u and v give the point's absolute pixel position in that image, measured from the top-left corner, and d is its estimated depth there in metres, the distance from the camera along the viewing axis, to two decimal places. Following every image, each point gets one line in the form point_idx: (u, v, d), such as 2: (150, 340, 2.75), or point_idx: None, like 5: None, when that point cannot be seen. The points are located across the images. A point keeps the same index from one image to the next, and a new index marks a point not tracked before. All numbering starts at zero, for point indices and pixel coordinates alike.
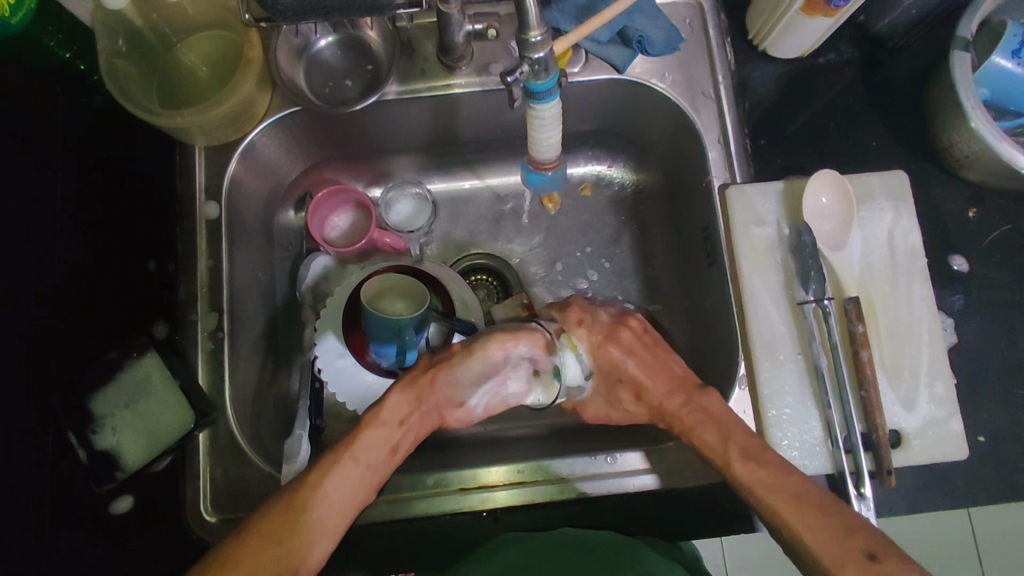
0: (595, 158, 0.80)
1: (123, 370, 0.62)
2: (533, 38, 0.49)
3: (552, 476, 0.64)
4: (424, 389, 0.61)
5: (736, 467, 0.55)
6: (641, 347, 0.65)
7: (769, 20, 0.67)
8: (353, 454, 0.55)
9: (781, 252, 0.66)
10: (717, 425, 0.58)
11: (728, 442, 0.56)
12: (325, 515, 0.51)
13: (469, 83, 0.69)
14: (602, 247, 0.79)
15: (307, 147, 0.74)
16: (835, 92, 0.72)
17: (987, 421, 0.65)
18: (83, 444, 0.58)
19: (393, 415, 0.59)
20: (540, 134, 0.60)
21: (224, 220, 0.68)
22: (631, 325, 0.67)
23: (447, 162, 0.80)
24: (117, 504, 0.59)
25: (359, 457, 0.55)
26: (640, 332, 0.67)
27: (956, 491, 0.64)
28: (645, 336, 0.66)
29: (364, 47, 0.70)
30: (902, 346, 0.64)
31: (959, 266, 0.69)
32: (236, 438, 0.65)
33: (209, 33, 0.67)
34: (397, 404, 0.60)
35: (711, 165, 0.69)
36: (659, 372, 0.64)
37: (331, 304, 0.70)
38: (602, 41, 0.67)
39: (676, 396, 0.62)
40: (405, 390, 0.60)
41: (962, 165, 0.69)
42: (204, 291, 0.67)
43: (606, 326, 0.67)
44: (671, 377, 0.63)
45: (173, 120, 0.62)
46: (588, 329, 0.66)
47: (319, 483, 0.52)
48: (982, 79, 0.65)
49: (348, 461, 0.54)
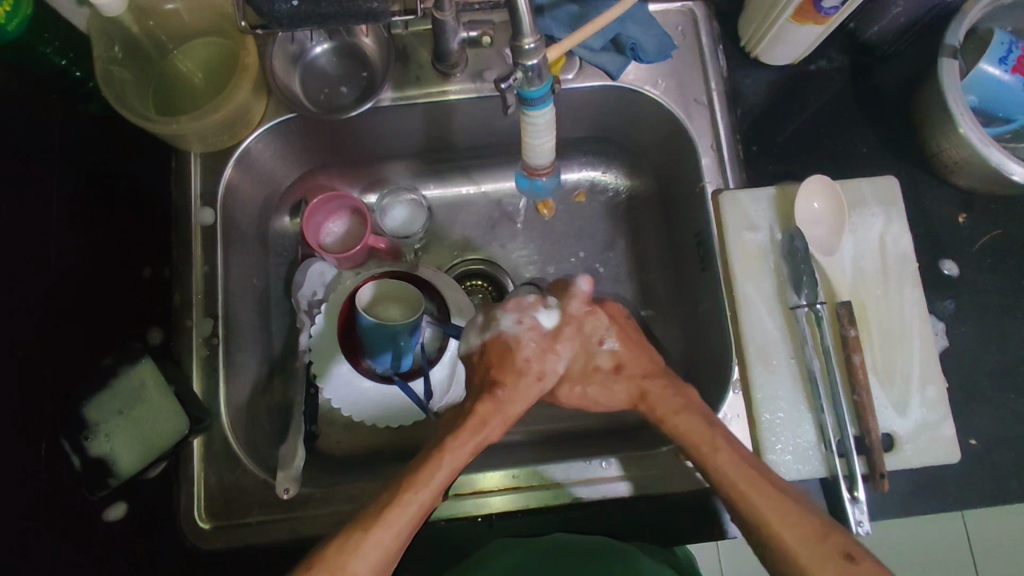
0: (589, 164, 0.81)
1: (115, 378, 0.61)
2: (527, 45, 0.49)
3: (546, 482, 0.64)
4: (480, 421, 0.57)
5: (720, 461, 0.53)
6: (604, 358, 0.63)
7: (760, 28, 0.68)
8: (421, 491, 0.51)
9: (773, 256, 0.67)
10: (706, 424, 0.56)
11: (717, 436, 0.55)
12: (386, 537, 0.48)
13: (464, 90, 0.69)
14: (596, 252, 0.80)
15: (302, 153, 0.74)
16: (826, 99, 0.73)
17: (979, 425, 0.66)
18: (77, 450, 0.58)
19: (451, 459, 0.54)
20: (533, 140, 0.61)
21: (219, 225, 0.68)
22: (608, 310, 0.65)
23: (442, 168, 0.81)
24: (110, 512, 0.60)
25: (420, 489, 0.51)
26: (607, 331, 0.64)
27: (948, 494, 0.64)
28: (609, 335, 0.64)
29: (360, 53, 0.71)
30: (894, 350, 0.64)
31: (950, 270, 0.69)
32: (230, 444, 0.64)
33: (205, 40, 0.68)
34: (451, 455, 0.54)
35: (704, 171, 0.70)
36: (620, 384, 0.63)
37: (328, 310, 0.71)
38: (595, 48, 0.68)
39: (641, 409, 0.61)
40: (457, 436, 0.55)
41: (951, 171, 0.69)
42: (199, 296, 0.67)
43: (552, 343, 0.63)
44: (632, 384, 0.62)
45: (169, 126, 0.62)
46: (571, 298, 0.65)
47: (398, 509, 0.49)
48: (970, 86, 0.66)
49: (411, 493, 0.50)
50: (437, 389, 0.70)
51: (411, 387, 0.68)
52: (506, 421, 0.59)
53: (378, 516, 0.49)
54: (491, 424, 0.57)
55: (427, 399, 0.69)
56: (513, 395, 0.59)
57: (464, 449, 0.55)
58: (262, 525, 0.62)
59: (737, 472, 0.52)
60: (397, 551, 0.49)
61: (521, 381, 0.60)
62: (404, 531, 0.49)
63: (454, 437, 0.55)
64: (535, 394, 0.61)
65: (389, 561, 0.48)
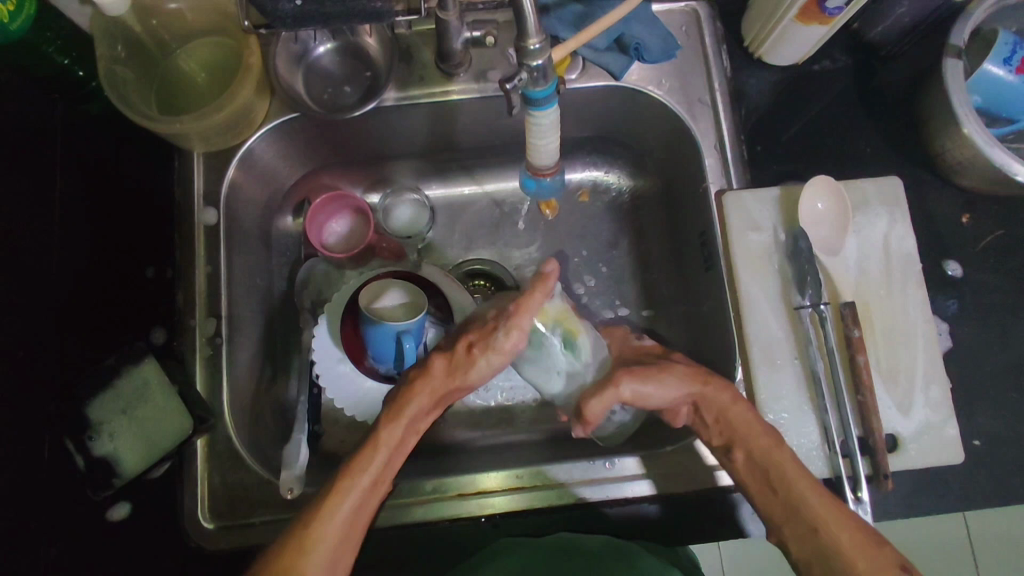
0: (592, 164, 0.81)
1: (119, 377, 0.61)
2: (533, 45, 0.49)
3: (550, 482, 0.64)
4: (409, 396, 0.53)
5: (782, 457, 0.54)
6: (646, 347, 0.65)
7: (764, 28, 0.68)
8: (359, 476, 0.49)
9: (777, 257, 0.67)
10: (733, 427, 0.56)
11: (770, 456, 0.54)
12: (336, 515, 0.47)
13: (467, 90, 0.69)
14: (599, 252, 0.80)
15: (306, 153, 0.74)
16: (830, 99, 0.73)
17: (982, 425, 0.66)
18: (81, 451, 0.58)
19: (383, 442, 0.51)
20: (537, 140, 0.60)
21: (222, 225, 0.67)
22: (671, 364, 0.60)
23: (446, 169, 0.81)
24: (114, 511, 0.60)
25: (364, 470, 0.50)
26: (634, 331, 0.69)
27: (952, 494, 0.64)
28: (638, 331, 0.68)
29: (363, 53, 0.70)
30: (898, 351, 0.64)
31: (954, 271, 0.69)
32: (234, 444, 0.64)
33: (209, 40, 0.68)
34: (386, 431, 0.51)
35: (708, 171, 0.69)
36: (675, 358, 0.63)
37: (330, 310, 0.70)
38: (599, 48, 0.68)
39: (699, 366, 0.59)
40: (387, 410, 0.53)
41: (955, 172, 0.69)
42: (201, 296, 0.66)
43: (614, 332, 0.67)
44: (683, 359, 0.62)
45: (172, 125, 0.62)
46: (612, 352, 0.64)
47: (339, 494, 0.48)
48: (975, 86, 0.66)
49: (356, 473, 0.49)
50: None
51: None
52: (437, 395, 0.54)
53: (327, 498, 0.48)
54: (416, 397, 0.53)
55: None
56: (450, 376, 0.54)
57: (397, 429, 0.52)
58: (265, 525, 0.62)
59: (794, 469, 0.53)
60: (355, 532, 0.48)
61: (458, 364, 0.54)
62: (353, 516, 0.48)
63: (387, 416, 0.52)
64: (479, 377, 0.55)
65: (348, 539, 0.48)
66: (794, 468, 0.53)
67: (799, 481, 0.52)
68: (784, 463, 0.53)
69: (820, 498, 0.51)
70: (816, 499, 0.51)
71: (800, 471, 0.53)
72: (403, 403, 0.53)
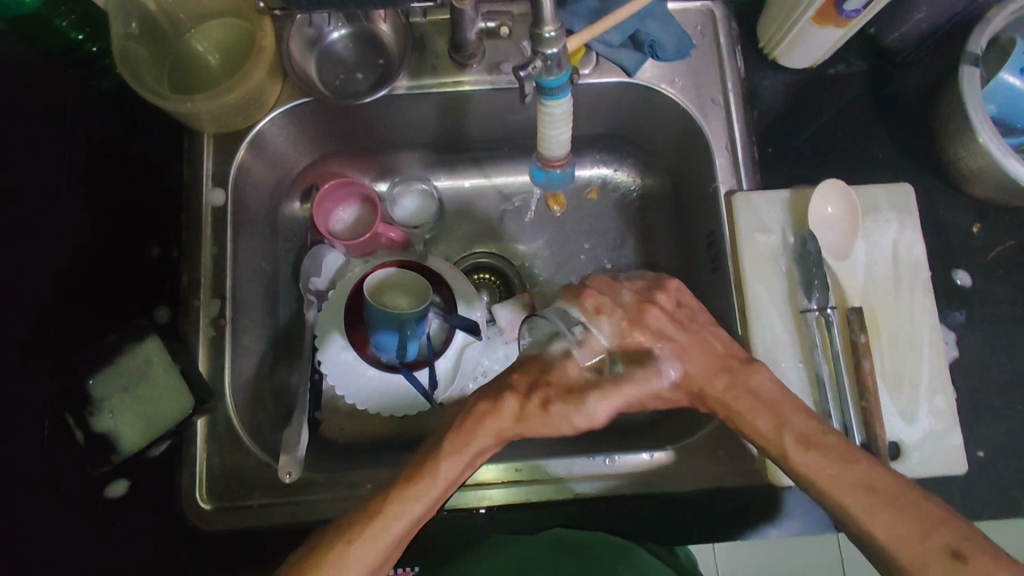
0: (602, 161, 0.80)
1: (121, 354, 0.61)
2: (548, 33, 0.49)
3: (548, 476, 0.63)
4: (476, 429, 0.52)
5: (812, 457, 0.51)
6: (679, 317, 0.61)
7: (779, 30, 0.68)
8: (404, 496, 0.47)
9: (785, 260, 0.66)
10: (769, 409, 0.54)
11: (785, 430, 0.53)
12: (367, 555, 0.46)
13: (479, 81, 0.69)
14: (604, 249, 0.79)
15: (317, 139, 0.74)
16: (843, 104, 0.73)
17: (987, 436, 0.65)
18: (80, 425, 0.58)
19: (445, 472, 0.49)
20: (549, 130, 0.60)
21: (230, 207, 0.67)
22: (661, 297, 0.61)
23: (454, 160, 0.81)
24: (111, 488, 0.60)
25: (416, 499, 0.48)
26: (675, 300, 0.62)
27: (953, 506, 0.63)
28: (677, 311, 0.61)
29: (377, 40, 0.70)
30: (904, 359, 0.64)
31: (962, 280, 0.69)
32: (234, 426, 0.64)
33: (221, 23, 0.67)
34: (449, 457, 0.50)
35: (719, 171, 0.69)
36: (699, 351, 0.59)
37: (334, 297, 0.70)
38: (613, 44, 0.68)
39: (721, 374, 0.57)
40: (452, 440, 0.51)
41: (968, 181, 0.69)
42: (205, 277, 0.66)
43: (632, 309, 0.60)
44: (712, 355, 0.58)
45: (182, 105, 0.61)
46: (610, 315, 0.59)
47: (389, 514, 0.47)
48: (990, 96, 0.66)
49: (405, 503, 0.47)
50: (441, 378, 0.70)
51: (417, 376, 0.68)
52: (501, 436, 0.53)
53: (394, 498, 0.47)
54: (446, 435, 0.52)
55: (432, 389, 0.69)
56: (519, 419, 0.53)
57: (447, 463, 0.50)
58: (263, 507, 0.62)
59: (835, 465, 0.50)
60: (382, 557, 0.46)
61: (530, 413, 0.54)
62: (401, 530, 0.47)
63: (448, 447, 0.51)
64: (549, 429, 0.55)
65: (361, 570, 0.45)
66: (794, 444, 0.52)
67: (791, 440, 0.52)
68: (754, 426, 0.54)
69: (824, 449, 0.51)
70: (815, 454, 0.50)
71: (776, 436, 0.53)
72: (471, 436, 0.52)
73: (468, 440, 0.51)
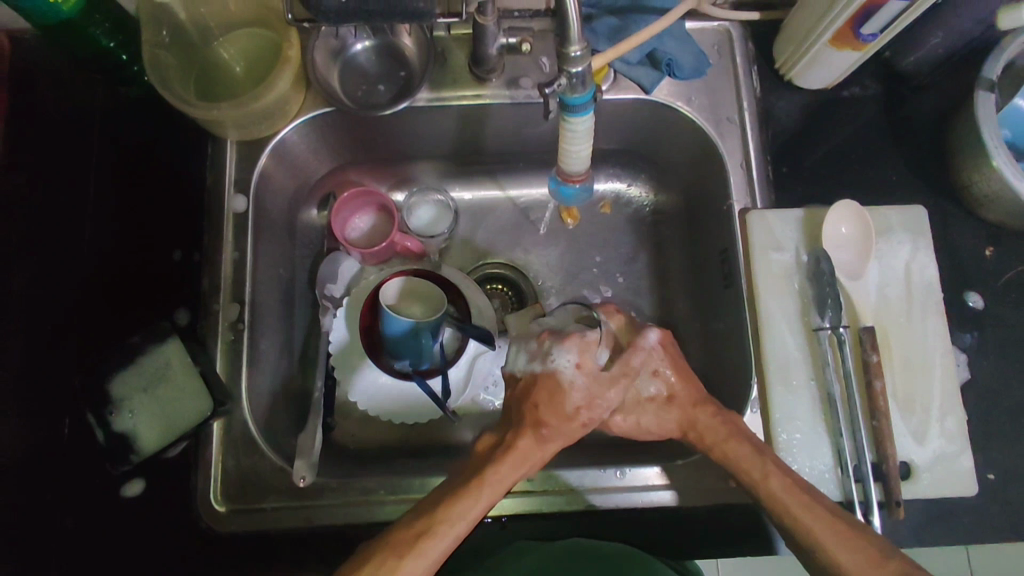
0: (616, 176, 0.81)
1: (142, 354, 0.62)
2: (574, 52, 0.50)
3: (561, 487, 0.64)
4: (522, 450, 0.55)
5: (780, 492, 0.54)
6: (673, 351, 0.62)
7: (796, 52, 0.69)
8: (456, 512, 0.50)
9: (798, 278, 0.67)
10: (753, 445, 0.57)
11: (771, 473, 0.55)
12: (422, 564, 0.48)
13: (499, 94, 0.70)
14: (617, 263, 0.80)
15: (337, 148, 0.75)
16: (857, 125, 0.74)
17: (998, 459, 0.65)
18: (101, 424, 0.60)
19: (490, 484, 0.53)
20: (571, 145, 0.61)
21: (251, 214, 0.68)
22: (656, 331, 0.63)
23: (471, 172, 0.82)
24: (128, 487, 0.61)
25: (465, 512, 0.51)
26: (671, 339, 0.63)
27: (964, 528, 0.64)
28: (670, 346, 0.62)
29: (400, 54, 0.72)
30: (915, 380, 0.64)
31: (975, 302, 0.69)
32: (249, 429, 0.64)
33: (249, 32, 0.69)
34: (495, 474, 0.53)
35: (734, 189, 0.70)
36: (687, 382, 0.61)
37: (349, 305, 0.71)
38: (632, 61, 0.69)
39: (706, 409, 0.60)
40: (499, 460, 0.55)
41: (982, 205, 0.69)
42: (225, 282, 0.67)
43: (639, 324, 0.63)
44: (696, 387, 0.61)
45: (208, 112, 0.63)
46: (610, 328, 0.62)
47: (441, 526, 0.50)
48: (1004, 119, 0.67)
49: (450, 520, 0.50)
50: (454, 387, 0.70)
51: (429, 385, 0.68)
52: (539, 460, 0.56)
53: (450, 509, 0.51)
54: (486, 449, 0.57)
55: (445, 397, 0.69)
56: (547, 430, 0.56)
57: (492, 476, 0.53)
58: (276, 511, 0.62)
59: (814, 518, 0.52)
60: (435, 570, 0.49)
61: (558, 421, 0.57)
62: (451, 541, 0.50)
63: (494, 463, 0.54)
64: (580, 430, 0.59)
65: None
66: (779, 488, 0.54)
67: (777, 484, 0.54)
68: (738, 454, 0.57)
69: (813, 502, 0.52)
70: (805, 513, 0.52)
71: (756, 469, 0.55)
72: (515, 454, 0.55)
73: (512, 460, 0.54)
